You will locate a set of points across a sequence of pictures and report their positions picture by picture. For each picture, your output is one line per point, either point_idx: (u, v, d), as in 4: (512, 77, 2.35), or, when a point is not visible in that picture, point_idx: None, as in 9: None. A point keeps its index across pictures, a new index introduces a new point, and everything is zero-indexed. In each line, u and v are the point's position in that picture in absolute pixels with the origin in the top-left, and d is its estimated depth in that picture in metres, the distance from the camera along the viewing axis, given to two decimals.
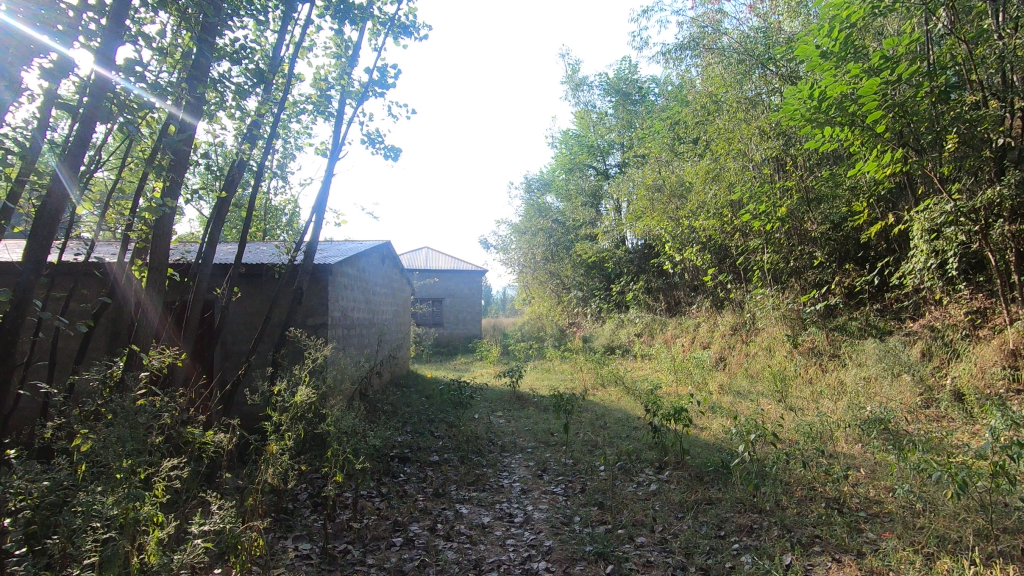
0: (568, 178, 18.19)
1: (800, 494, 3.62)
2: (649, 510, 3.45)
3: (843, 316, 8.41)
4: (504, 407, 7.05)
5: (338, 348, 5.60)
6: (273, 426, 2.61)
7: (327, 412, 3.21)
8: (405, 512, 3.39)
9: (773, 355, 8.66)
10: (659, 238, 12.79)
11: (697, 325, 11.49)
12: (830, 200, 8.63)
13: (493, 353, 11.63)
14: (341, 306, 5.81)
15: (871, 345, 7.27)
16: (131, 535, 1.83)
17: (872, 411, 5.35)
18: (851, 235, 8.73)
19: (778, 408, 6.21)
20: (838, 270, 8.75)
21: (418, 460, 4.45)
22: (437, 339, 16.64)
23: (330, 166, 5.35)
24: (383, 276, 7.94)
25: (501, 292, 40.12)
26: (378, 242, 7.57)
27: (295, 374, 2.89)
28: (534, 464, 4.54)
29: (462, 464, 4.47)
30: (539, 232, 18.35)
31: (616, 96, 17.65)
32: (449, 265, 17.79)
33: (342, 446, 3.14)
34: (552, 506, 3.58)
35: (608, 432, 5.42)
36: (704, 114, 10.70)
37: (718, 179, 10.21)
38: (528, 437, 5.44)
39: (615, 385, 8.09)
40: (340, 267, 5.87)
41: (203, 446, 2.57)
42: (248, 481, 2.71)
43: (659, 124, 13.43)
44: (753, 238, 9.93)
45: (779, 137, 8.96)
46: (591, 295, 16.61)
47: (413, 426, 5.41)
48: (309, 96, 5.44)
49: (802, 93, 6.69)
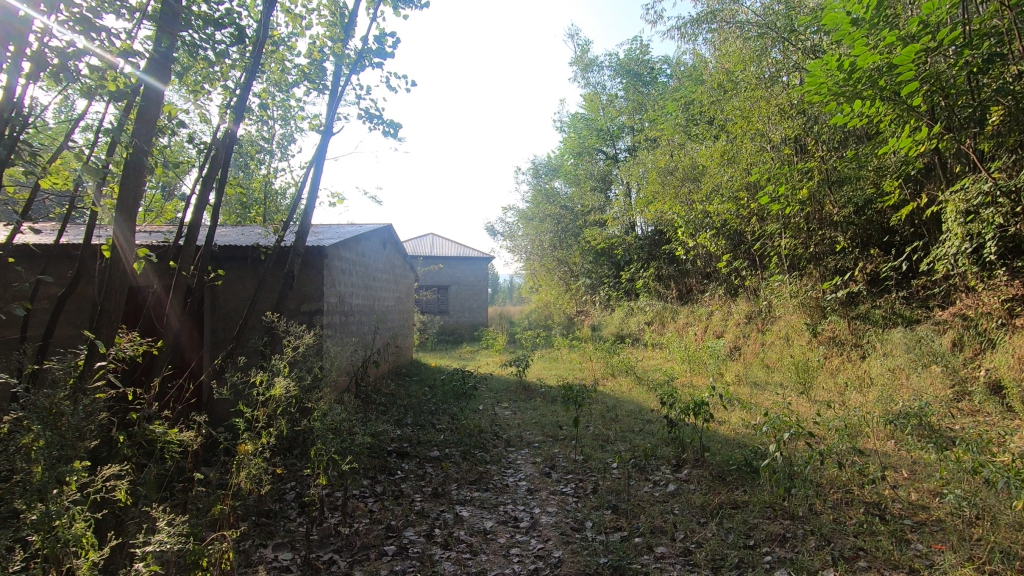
0: (577, 163, 17.75)
1: (837, 498, 3.29)
2: (668, 515, 3.13)
3: (866, 304, 8.02)
4: (510, 397, 6.76)
5: (333, 336, 5.29)
6: (247, 424, 2.30)
7: (312, 406, 2.91)
8: (399, 515, 3.10)
9: (792, 345, 8.30)
10: (670, 223, 12.41)
11: (710, 313, 11.16)
12: (853, 182, 8.20)
13: (499, 342, 11.35)
14: (337, 291, 5.50)
15: (898, 335, 6.90)
16: (57, 558, 1.52)
17: (905, 406, 5.00)
18: (875, 220, 8.30)
19: (799, 401, 5.87)
20: (861, 256, 8.34)
21: (417, 456, 4.17)
22: (443, 327, 16.40)
23: (324, 141, 5.01)
24: (384, 261, 7.65)
25: (508, 279, 39.87)
26: (379, 225, 7.25)
27: (274, 364, 2.59)
28: (542, 461, 4.24)
29: (464, 460, 4.17)
30: (546, 219, 17.94)
31: (626, 77, 17.13)
32: (455, 252, 17.45)
33: (328, 446, 2.83)
34: (561, 509, 3.27)
35: (620, 426, 5.12)
36: (720, 94, 10.23)
37: (734, 162, 9.78)
38: (535, 430, 5.14)
39: (626, 375, 7.78)
40: (337, 250, 5.56)
41: (167, 445, 2.27)
42: (217, 485, 2.41)
43: (672, 105, 12.97)
44: (771, 223, 9.51)
45: (801, 115, 8.50)
46: (599, 283, 16.24)
47: (413, 419, 5.13)
48: (302, 67, 5.06)
49: (828, 64, 6.23)
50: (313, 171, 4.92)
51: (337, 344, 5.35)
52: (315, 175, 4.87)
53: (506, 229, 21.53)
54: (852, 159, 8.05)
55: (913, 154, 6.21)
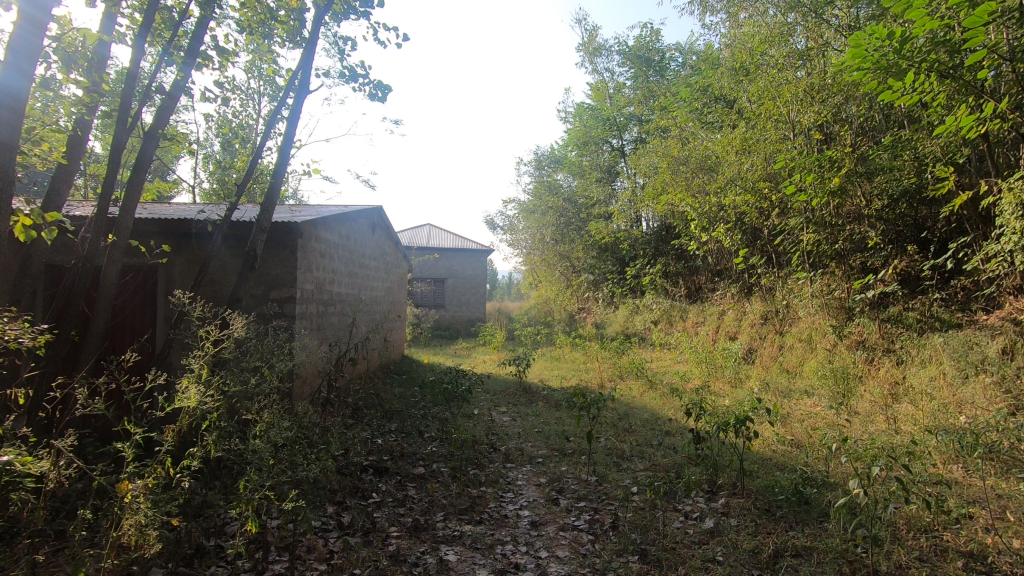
0: (582, 154, 16.98)
1: (925, 549, 2.58)
2: (713, 566, 2.44)
3: (898, 305, 7.33)
4: (508, 400, 6.08)
5: (307, 328, 4.60)
6: (134, 454, 1.62)
7: (250, 420, 2.20)
8: (366, 562, 2.40)
9: (815, 350, 7.65)
10: (681, 216, 11.71)
11: (722, 312, 10.51)
12: (886, 172, 7.44)
13: (497, 338, 10.66)
14: (313, 277, 4.82)
15: (939, 340, 6.24)
16: None
17: (968, 422, 4.31)
18: (909, 214, 7.56)
19: (837, 413, 5.20)
20: (894, 253, 7.65)
21: (397, 475, 3.49)
22: (439, 321, 15.70)
23: (298, 101, 4.30)
24: (373, 247, 6.98)
25: (506, 276, 39.20)
26: (369, 206, 6.58)
27: (189, 367, 1.91)
28: (547, 482, 3.55)
29: (454, 479, 3.48)
30: (548, 212, 17.13)
31: (634, 63, 16.31)
32: (452, 243, 16.72)
33: (267, 477, 2.11)
34: (574, 554, 2.58)
35: (635, 439, 4.45)
36: (743, 77, 9.49)
37: (756, 149, 9.09)
38: (538, 441, 4.46)
39: (636, 378, 7.08)
40: (316, 229, 4.89)
41: (12, 481, 1.57)
42: (94, 538, 1.70)
43: (686, 92, 12.22)
44: (793, 217, 8.82)
45: (834, 96, 7.78)
46: (603, 279, 15.57)
47: (396, 427, 4.42)
48: (277, 14, 4.34)
49: (877, 34, 5.54)
50: (285, 134, 4.21)
51: (311, 338, 4.65)
52: (286, 139, 4.16)
53: (506, 223, 20.81)
54: (888, 146, 7.32)
55: (973, 133, 5.58)
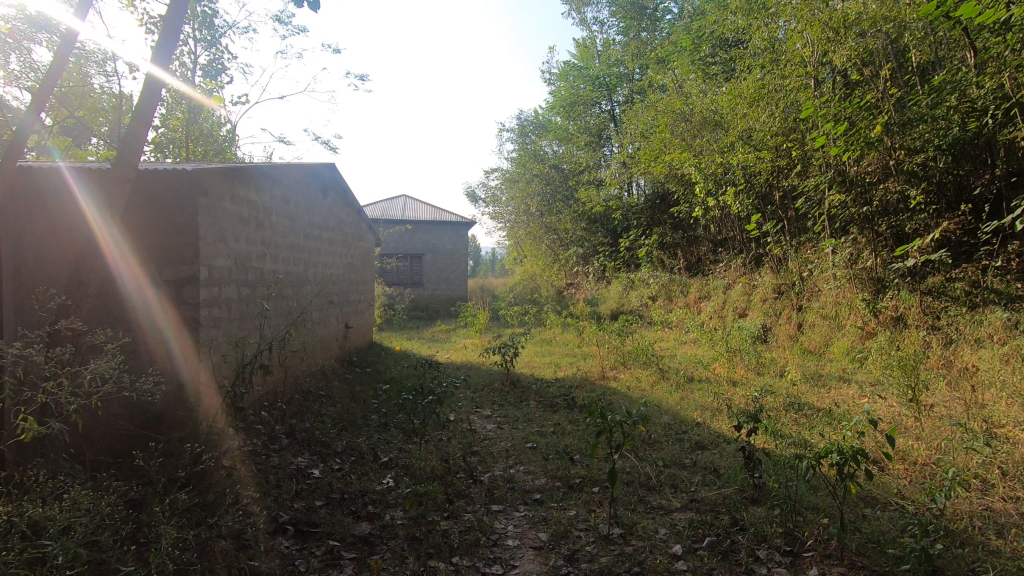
0: (568, 117, 15.58)
1: None
2: None
3: (939, 276, 6.30)
4: (492, 400, 4.95)
5: (217, 320, 3.44)
6: None
7: None
8: None
9: (842, 329, 6.68)
10: (682, 181, 10.57)
11: (728, 286, 9.51)
12: (928, 122, 6.26)
13: (480, 321, 9.53)
14: (230, 249, 3.64)
15: (1002, 318, 5.25)
16: None
17: None
18: (950, 170, 6.35)
19: (901, 412, 4.16)
20: (937, 215, 6.52)
21: (328, 539, 2.37)
22: (415, 301, 14.54)
23: None
24: (326, 213, 5.77)
25: (490, 253, 37.94)
26: (320, 163, 5.34)
27: None
28: (547, 538, 2.47)
29: (411, 545, 2.36)
30: (534, 179, 15.59)
31: (626, 15, 14.90)
32: (430, 215, 15.42)
33: None
34: None
35: (660, 455, 3.39)
36: (756, 14, 8.27)
37: (771, 100, 7.94)
38: (534, 463, 3.36)
39: (643, 366, 6.01)
40: (231, 185, 3.64)
41: None
42: None
43: (688, 39, 10.95)
44: (815, 176, 7.73)
45: (869, 31, 6.63)
46: (592, 252, 14.46)
47: (343, 453, 3.28)
48: None
49: None
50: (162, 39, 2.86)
51: (222, 333, 3.48)
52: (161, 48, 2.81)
53: (490, 193, 19.51)
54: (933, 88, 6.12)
55: None
